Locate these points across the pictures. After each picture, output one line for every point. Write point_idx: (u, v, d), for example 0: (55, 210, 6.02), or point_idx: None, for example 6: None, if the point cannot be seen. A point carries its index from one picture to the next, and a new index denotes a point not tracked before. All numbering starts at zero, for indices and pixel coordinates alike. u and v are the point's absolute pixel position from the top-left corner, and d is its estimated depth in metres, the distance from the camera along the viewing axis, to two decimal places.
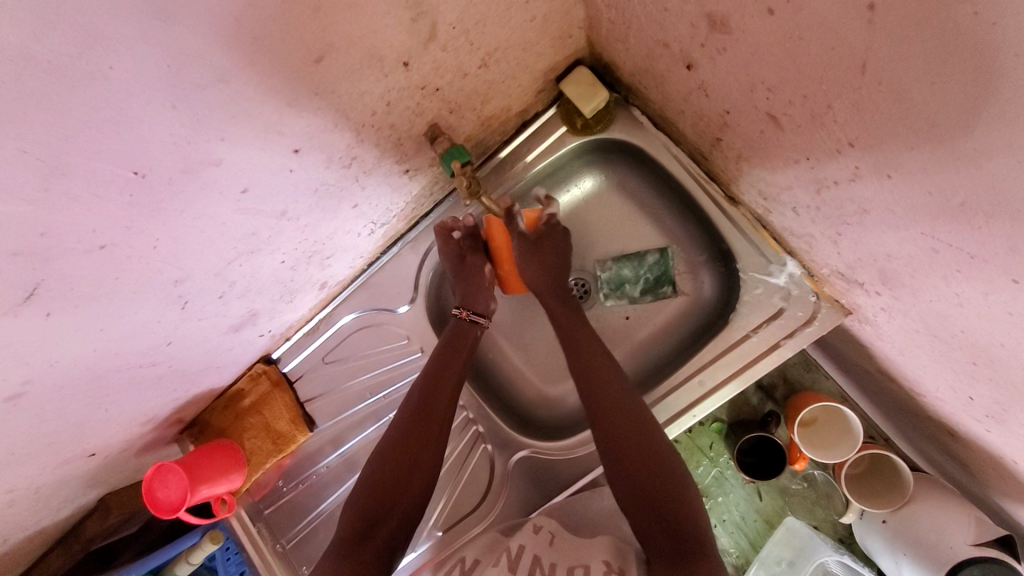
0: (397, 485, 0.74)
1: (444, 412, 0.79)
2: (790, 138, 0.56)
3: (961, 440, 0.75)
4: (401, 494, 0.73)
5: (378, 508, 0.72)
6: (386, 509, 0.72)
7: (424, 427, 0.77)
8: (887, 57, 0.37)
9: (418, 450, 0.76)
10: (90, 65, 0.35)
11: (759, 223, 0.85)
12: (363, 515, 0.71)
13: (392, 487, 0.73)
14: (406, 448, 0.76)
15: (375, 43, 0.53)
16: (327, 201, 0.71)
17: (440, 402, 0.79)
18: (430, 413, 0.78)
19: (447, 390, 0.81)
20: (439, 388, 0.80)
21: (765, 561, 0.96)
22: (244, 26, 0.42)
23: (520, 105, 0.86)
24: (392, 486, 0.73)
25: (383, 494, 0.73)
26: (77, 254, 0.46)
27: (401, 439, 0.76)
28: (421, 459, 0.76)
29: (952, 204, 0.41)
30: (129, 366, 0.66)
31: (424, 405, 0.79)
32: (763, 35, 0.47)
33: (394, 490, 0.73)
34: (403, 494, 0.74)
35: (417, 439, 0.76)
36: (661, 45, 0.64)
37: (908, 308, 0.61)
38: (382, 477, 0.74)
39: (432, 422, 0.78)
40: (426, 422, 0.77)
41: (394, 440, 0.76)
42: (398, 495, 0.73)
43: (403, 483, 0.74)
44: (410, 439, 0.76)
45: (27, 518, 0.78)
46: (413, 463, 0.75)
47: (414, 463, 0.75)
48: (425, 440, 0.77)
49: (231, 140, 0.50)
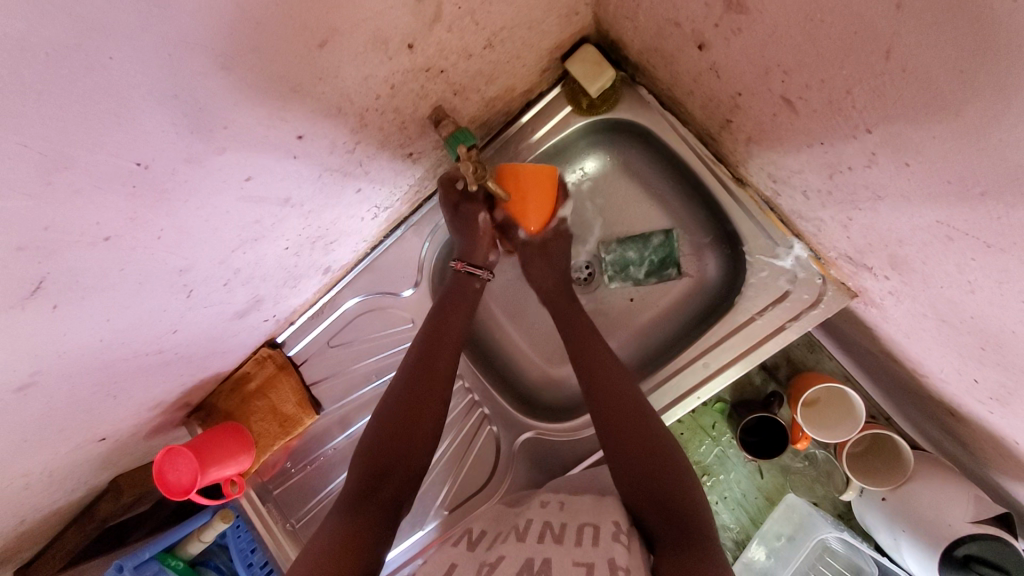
0: (400, 441, 0.73)
1: (445, 376, 0.79)
2: (804, 122, 0.55)
3: (962, 420, 0.76)
4: (405, 452, 0.73)
5: (383, 466, 0.72)
6: (389, 468, 0.72)
7: (426, 389, 0.77)
8: (913, 41, 0.36)
9: (419, 409, 0.76)
10: (89, 55, 0.34)
11: (766, 205, 0.84)
12: (367, 474, 0.71)
13: (396, 444, 0.73)
14: (408, 408, 0.75)
15: (380, 25, 0.52)
16: (331, 185, 0.70)
17: (441, 364, 0.79)
18: (431, 377, 0.78)
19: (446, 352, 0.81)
20: (437, 355, 0.80)
21: (764, 536, 0.99)
22: (248, 12, 0.40)
23: (525, 85, 0.85)
24: (394, 445, 0.73)
25: (385, 454, 0.72)
26: (82, 247, 0.45)
27: (401, 404, 0.75)
28: (422, 418, 0.75)
29: (971, 193, 0.41)
30: (137, 354, 0.66)
31: (425, 367, 0.79)
32: (781, 16, 0.46)
33: (397, 448, 0.73)
34: (406, 457, 0.73)
35: (418, 396, 0.76)
36: (672, 23, 0.62)
37: (918, 294, 0.61)
38: (385, 437, 0.73)
39: (433, 384, 0.77)
40: (428, 383, 0.77)
41: (399, 399, 0.76)
42: (403, 455, 0.73)
43: (407, 440, 0.74)
44: (412, 398, 0.76)
45: (41, 500, 0.79)
46: (415, 423, 0.75)
47: (415, 426, 0.75)
48: (425, 400, 0.76)
49: (234, 129, 0.49)
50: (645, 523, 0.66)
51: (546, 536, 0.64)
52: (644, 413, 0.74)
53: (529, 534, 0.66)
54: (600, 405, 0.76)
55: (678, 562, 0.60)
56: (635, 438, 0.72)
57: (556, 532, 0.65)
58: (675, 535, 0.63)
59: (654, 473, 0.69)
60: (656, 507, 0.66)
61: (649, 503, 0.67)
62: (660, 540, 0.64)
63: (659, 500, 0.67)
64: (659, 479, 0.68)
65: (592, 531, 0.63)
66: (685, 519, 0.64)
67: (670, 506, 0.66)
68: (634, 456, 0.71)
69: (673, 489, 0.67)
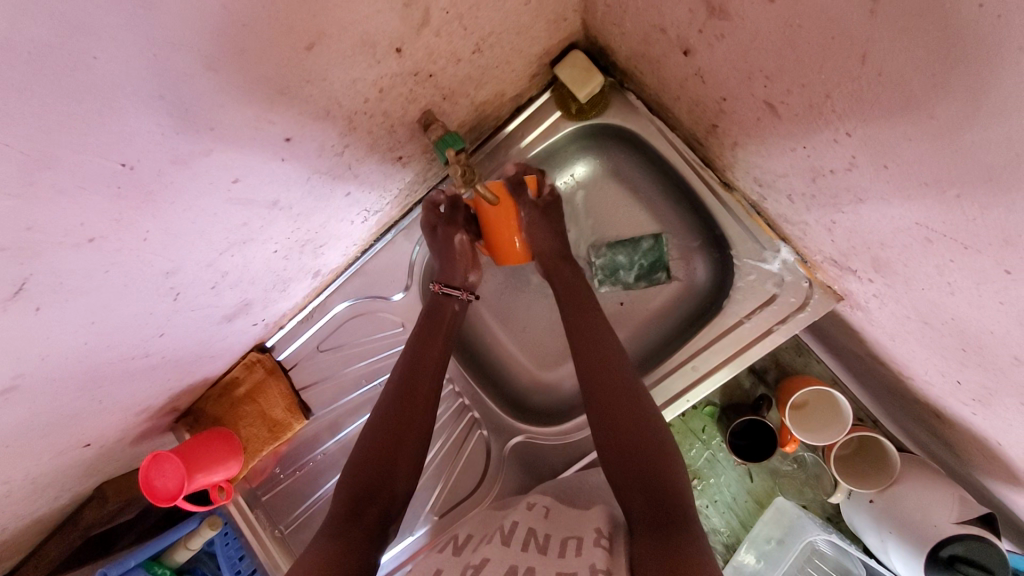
0: (385, 460, 0.73)
1: (429, 393, 0.79)
2: (787, 127, 0.56)
3: (947, 422, 0.77)
4: (391, 470, 0.73)
5: (369, 487, 0.71)
6: (374, 490, 0.71)
7: (410, 406, 0.77)
8: (889, 46, 0.37)
9: (404, 426, 0.76)
10: (72, 56, 0.34)
11: (753, 209, 0.85)
12: (354, 494, 0.71)
13: (382, 462, 0.73)
14: (393, 426, 0.75)
15: (367, 28, 0.52)
16: (319, 189, 0.70)
17: (424, 382, 0.79)
18: (416, 391, 0.78)
19: (431, 367, 0.81)
20: (422, 369, 0.81)
21: (755, 540, 0.99)
22: (232, 13, 0.41)
23: (514, 90, 0.85)
24: (380, 462, 0.73)
25: (372, 474, 0.72)
26: (65, 249, 0.45)
27: (387, 419, 0.76)
28: (407, 435, 0.75)
29: (948, 196, 0.41)
30: (122, 358, 0.66)
31: (408, 385, 0.79)
32: (761, 22, 0.47)
33: (382, 468, 0.73)
34: (393, 470, 0.73)
35: (402, 416, 0.76)
36: (657, 30, 0.63)
37: (900, 296, 0.62)
38: (370, 455, 0.74)
39: (417, 400, 0.78)
40: (412, 400, 0.77)
41: (384, 418, 0.76)
42: (388, 474, 0.73)
43: (392, 458, 0.74)
44: (397, 416, 0.76)
45: (24, 507, 0.78)
46: (400, 437, 0.75)
47: (400, 440, 0.75)
48: (410, 418, 0.76)
49: (221, 130, 0.49)
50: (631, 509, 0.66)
51: (530, 545, 0.64)
52: (633, 390, 0.74)
53: (513, 540, 0.65)
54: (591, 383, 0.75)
55: (660, 547, 0.59)
56: (624, 418, 0.71)
57: (540, 542, 0.65)
58: (661, 522, 0.62)
59: (641, 457, 0.68)
60: (641, 491, 0.66)
61: (635, 485, 0.67)
62: (645, 525, 0.63)
63: (646, 483, 0.66)
64: (643, 461, 0.68)
65: (574, 543, 0.63)
66: (668, 506, 0.64)
67: (656, 493, 0.65)
68: (621, 436, 0.70)
69: (656, 475, 0.67)
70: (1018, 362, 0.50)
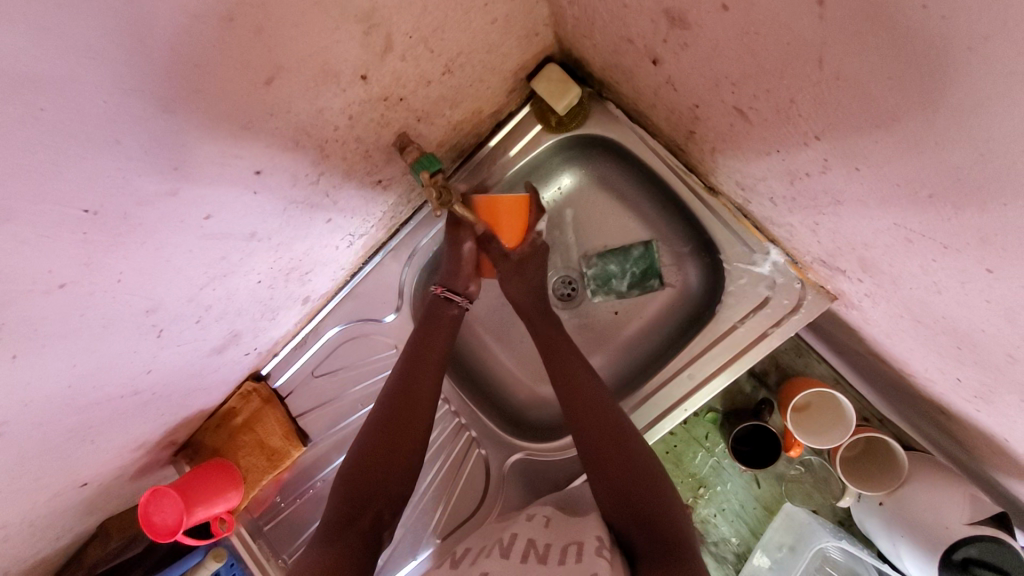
0: (384, 463, 0.73)
1: (426, 401, 0.79)
2: (758, 131, 0.55)
3: (953, 419, 0.75)
4: (387, 472, 0.73)
5: (364, 490, 0.72)
6: (368, 494, 0.72)
7: (408, 406, 0.77)
8: (842, 50, 0.36)
9: (402, 426, 0.76)
10: (20, 110, 0.34)
11: (739, 212, 0.84)
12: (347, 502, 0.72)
13: (378, 464, 0.73)
14: (391, 430, 0.75)
15: (328, 58, 0.52)
16: (297, 218, 0.70)
17: (421, 388, 0.79)
18: (415, 396, 0.78)
19: (428, 375, 0.80)
20: (419, 373, 0.80)
21: (766, 546, 0.97)
22: (183, 55, 0.41)
23: (492, 106, 0.85)
24: (375, 470, 0.73)
25: (368, 479, 0.73)
26: (35, 296, 0.45)
27: (384, 424, 0.76)
28: (403, 439, 0.75)
29: (920, 196, 0.40)
30: (111, 396, 0.65)
31: (406, 390, 0.78)
32: (719, 30, 0.46)
33: (378, 474, 0.73)
34: (392, 472, 0.74)
35: (398, 416, 0.76)
36: (625, 41, 0.62)
37: (890, 295, 0.61)
38: (368, 462, 0.73)
39: (416, 405, 0.78)
40: (409, 405, 0.77)
41: (384, 418, 0.76)
42: (385, 475, 0.73)
43: (389, 463, 0.74)
44: (395, 420, 0.76)
45: (25, 550, 0.77)
46: (396, 441, 0.75)
47: (395, 446, 0.75)
48: (408, 418, 0.76)
49: (187, 169, 0.49)
50: (629, 542, 0.66)
51: (530, 555, 0.62)
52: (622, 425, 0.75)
53: (513, 552, 0.64)
54: (572, 416, 0.77)
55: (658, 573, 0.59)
56: (610, 452, 0.72)
57: (539, 551, 0.63)
58: (654, 547, 0.63)
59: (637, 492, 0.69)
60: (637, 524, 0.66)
61: (630, 517, 0.67)
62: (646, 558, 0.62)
63: (641, 517, 0.67)
64: (634, 491, 0.69)
65: (575, 549, 0.61)
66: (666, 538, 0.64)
67: (653, 521, 0.66)
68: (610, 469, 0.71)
69: (648, 502, 0.68)
70: (1013, 359, 0.48)
